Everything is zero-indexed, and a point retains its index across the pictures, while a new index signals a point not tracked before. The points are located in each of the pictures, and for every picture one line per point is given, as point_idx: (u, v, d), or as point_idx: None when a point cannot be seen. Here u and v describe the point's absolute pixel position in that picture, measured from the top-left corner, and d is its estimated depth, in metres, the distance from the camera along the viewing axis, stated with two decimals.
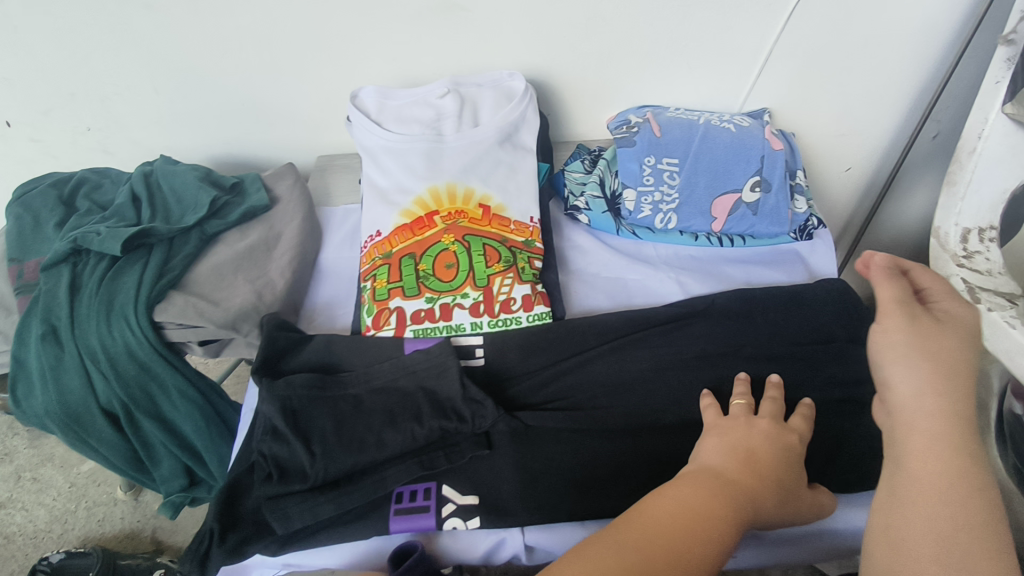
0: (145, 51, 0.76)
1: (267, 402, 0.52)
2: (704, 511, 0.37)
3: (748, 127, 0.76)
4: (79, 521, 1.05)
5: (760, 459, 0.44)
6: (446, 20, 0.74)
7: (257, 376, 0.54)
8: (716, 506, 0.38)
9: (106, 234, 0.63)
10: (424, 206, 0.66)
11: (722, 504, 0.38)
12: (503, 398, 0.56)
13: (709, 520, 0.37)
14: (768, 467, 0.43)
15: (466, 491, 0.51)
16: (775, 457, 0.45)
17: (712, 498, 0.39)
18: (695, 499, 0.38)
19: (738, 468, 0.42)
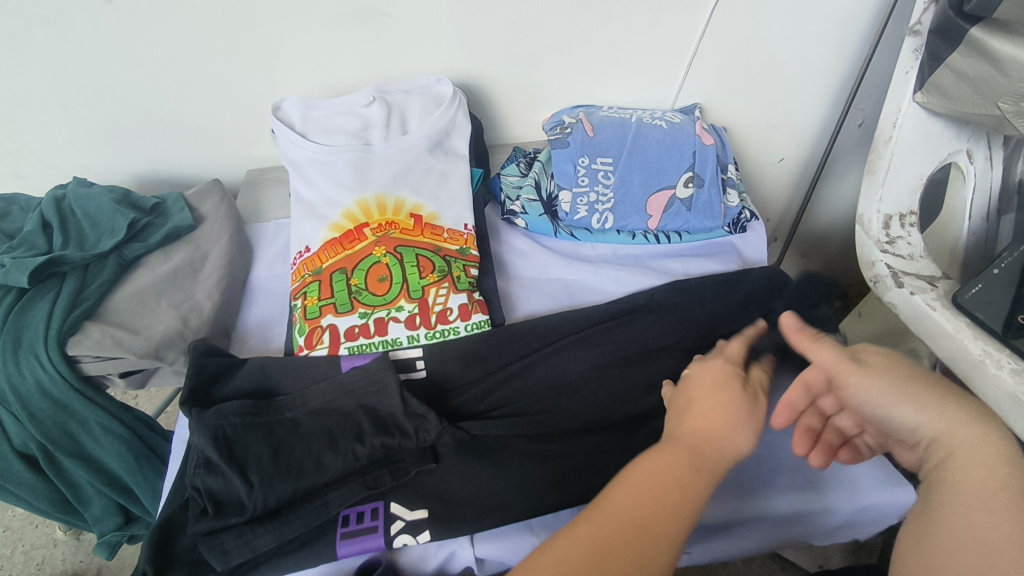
0: (49, 69, 0.72)
1: (197, 433, 0.49)
2: (662, 502, 0.33)
3: (679, 124, 0.77)
4: (15, 567, 0.99)
5: (707, 399, 0.40)
6: (369, 27, 0.73)
7: (186, 408, 0.51)
8: (674, 484, 0.34)
9: (11, 266, 0.60)
10: (353, 219, 0.64)
11: (684, 474, 0.35)
12: (447, 408, 0.55)
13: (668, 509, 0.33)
14: (717, 403, 0.40)
15: (415, 505, 0.50)
16: (729, 386, 0.41)
17: (669, 475, 0.35)
18: (646, 483, 0.34)
19: (691, 425, 0.39)
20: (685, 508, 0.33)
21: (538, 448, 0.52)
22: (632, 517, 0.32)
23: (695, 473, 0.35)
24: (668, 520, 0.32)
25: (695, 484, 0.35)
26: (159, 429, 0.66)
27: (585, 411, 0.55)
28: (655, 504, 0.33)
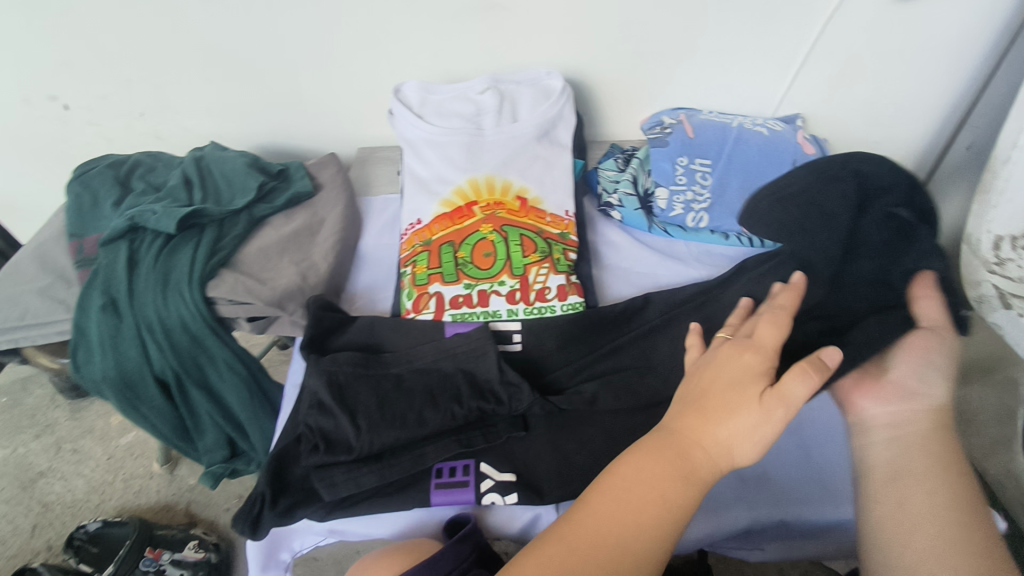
0: (198, 43, 0.80)
1: (315, 376, 0.54)
2: (645, 507, 0.35)
3: (781, 131, 0.78)
4: (116, 492, 1.11)
5: (716, 399, 0.39)
6: (486, 19, 0.77)
7: (307, 354, 0.57)
8: (664, 491, 0.36)
9: (162, 213, 0.67)
10: (464, 196, 0.68)
11: (672, 484, 0.36)
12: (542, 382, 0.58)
13: (651, 515, 0.35)
14: (723, 404, 0.39)
15: (504, 468, 0.53)
16: (740, 390, 0.39)
17: (659, 480, 0.36)
18: (634, 488, 0.36)
19: (694, 425, 0.38)
20: (668, 521, 0.35)
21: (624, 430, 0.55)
22: (619, 523, 0.35)
23: (684, 485, 0.36)
24: (649, 527, 0.35)
25: (683, 492, 0.36)
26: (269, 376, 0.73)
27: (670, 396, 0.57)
28: (639, 509, 0.35)
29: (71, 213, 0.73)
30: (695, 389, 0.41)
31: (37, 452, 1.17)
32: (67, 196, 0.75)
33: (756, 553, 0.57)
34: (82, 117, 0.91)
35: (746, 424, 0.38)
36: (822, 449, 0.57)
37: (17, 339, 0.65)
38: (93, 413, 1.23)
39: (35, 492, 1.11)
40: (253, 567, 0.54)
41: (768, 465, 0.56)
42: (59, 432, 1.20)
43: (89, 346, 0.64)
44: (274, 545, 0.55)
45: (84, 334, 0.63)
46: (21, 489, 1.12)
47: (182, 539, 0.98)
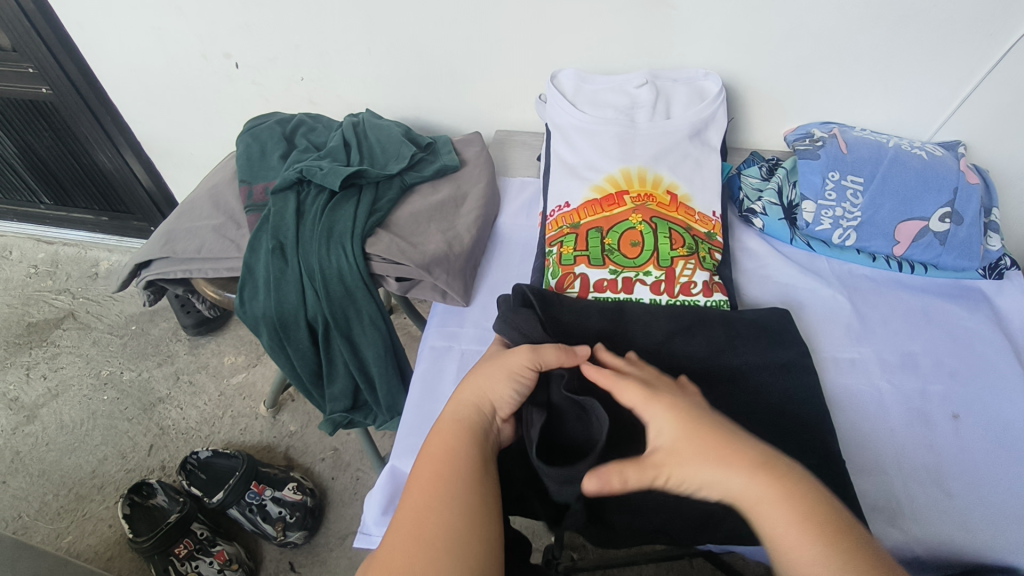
0: (368, 16, 0.85)
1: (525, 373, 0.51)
2: (438, 475, 0.39)
3: (942, 156, 0.72)
4: (224, 426, 1.19)
5: (465, 388, 0.46)
6: (650, 16, 0.79)
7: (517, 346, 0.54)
8: (448, 458, 0.40)
9: (328, 170, 0.72)
10: (615, 184, 0.70)
11: (445, 455, 0.40)
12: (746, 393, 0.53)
13: (447, 483, 0.38)
14: (466, 384, 0.46)
15: None
16: (481, 369, 0.46)
17: (452, 449, 0.40)
18: (420, 474, 0.39)
19: (461, 404, 0.44)
20: (453, 487, 0.38)
21: (770, 437, 0.51)
22: (421, 499, 0.37)
23: (452, 451, 0.40)
24: (445, 494, 0.37)
25: (469, 446, 0.41)
26: (397, 344, 0.74)
27: (809, 409, 0.53)
28: (434, 480, 0.38)
29: (242, 162, 0.79)
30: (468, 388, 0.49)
31: (158, 379, 1.27)
32: (238, 145, 0.81)
33: None
34: (249, 76, 0.98)
35: (498, 380, 0.45)
36: (974, 493, 0.52)
37: (193, 270, 0.73)
38: (208, 350, 1.32)
39: (154, 416, 1.21)
40: (380, 503, 0.56)
41: (910, 500, 0.52)
42: (178, 363, 1.30)
43: (255, 284, 0.69)
44: (398, 489, 0.57)
45: (252, 273, 0.69)
46: (142, 410, 1.22)
47: (283, 479, 1.04)
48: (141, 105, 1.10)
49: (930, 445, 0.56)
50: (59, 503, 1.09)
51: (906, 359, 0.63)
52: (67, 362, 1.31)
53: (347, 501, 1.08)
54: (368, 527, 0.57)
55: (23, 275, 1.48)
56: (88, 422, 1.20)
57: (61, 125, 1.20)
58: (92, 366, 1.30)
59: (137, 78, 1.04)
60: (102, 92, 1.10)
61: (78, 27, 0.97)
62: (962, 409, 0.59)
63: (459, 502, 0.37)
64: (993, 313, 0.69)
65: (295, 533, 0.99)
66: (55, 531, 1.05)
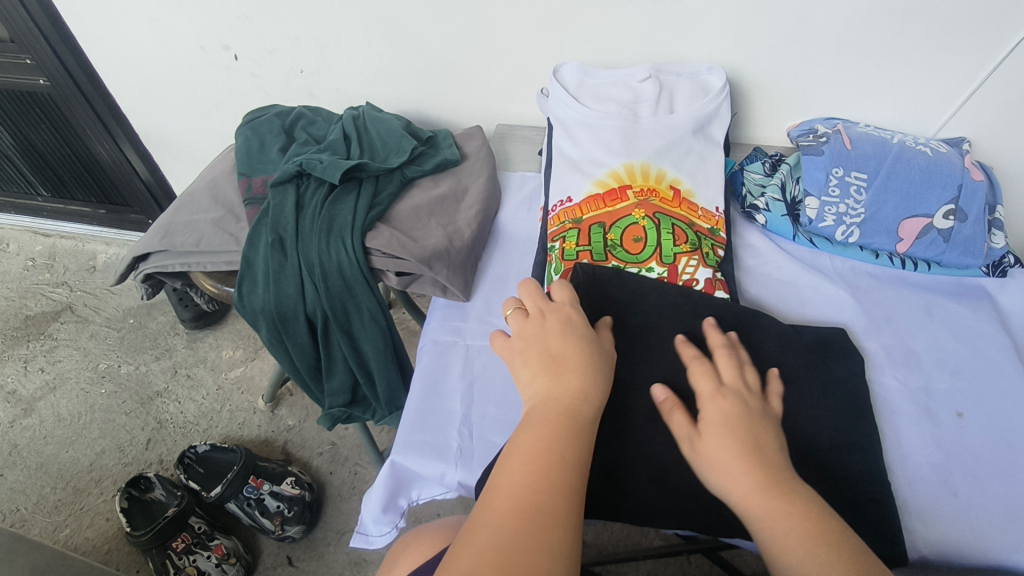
0: (368, 8, 0.84)
1: None
2: (549, 468, 0.38)
3: (946, 153, 0.72)
4: (222, 420, 1.19)
5: (571, 374, 0.44)
6: (655, 9, 0.78)
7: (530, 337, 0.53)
8: (557, 452, 0.39)
9: (328, 163, 0.71)
10: (618, 179, 0.69)
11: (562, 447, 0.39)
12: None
13: (561, 479, 0.38)
14: (574, 371, 0.44)
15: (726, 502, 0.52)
16: (586, 360, 0.45)
17: (561, 445, 0.39)
18: (537, 459, 0.39)
19: (577, 396, 0.43)
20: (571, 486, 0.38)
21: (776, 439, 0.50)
22: (533, 489, 0.37)
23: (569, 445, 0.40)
24: (559, 490, 0.37)
25: (578, 443, 0.40)
26: (392, 334, 0.73)
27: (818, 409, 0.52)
28: (547, 472, 0.38)
29: (241, 155, 0.78)
30: (533, 358, 0.46)
31: (156, 372, 1.26)
32: (236, 138, 0.80)
33: None
34: (248, 68, 0.98)
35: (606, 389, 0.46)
36: (978, 493, 0.52)
37: (191, 264, 0.72)
38: (206, 344, 1.32)
39: (152, 409, 1.20)
40: (377, 506, 0.57)
41: (913, 498, 0.52)
42: (176, 357, 1.30)
43: (254, 278, 0.69)
44: (397, 489, 0.57)
45: (251, 266, 0.69)
46: (140, 404, 1.21)
47: (281, 474, 1.04)
48: (138, 96, 1.09)
49: (934, 444, 0.55)
50: (56, 496, 1.08)
51: (910, 356, 0.63)
52: (64, 355, 1.30)
53: (345, 495, 1.08)
54: (366, 527, 0.59)
55: (20, 268, 1.48)
56: (86, 416, 1.20)
57: (58, 116, 1.19)
58: (89, 359, 1.29)
59: (134, 70, 1.03)
60: (100, 84, 1.09)
61: (75, 18, 0.96)
62: (966, 408, 0.58)
63: (575, 503, 0.37)
64: (997, 311, 0.69)
65: (293, 527, 0.99)
66: (52, 524, 1.05)
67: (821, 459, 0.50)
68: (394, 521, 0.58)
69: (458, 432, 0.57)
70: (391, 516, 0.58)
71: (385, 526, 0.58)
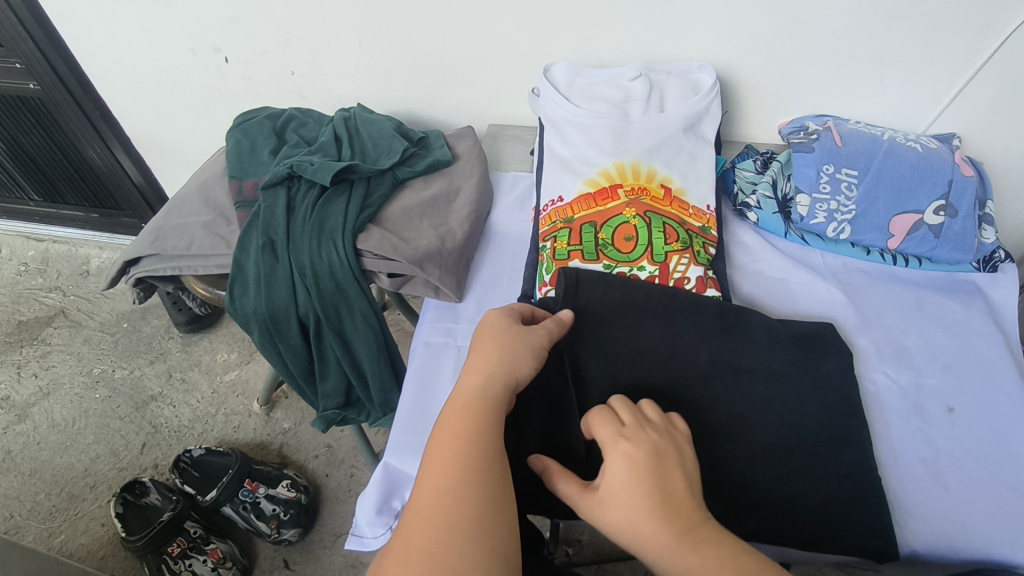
0: (358, 9, 0.84)
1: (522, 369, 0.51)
2: (457, 450, 0.37)
3: (937, 149, 0.72)
4: (218, 424, 1.18)
5: (479, 357, 0.44)
6: (644, 8, 0.78)
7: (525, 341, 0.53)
8: (469, 437, 0.38)
9: (319, 165, 0.71)
10: (609, 178, 0.69)
11: (469, 427, 0.39)
12: (745, 387, 0.52)
13: (472, 463, 0.37)
14: (481, 354, 0.44)
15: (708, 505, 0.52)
16: (503, 344, 0.45)
17: (477, 429, 0.39)
18: (445, 445, 0.38)
19: (484, 372, 0.42)
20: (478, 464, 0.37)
21: (766, 438, 0.50)
22: (447, 477, 0.36)
23: (475, 423, 0.39)
24: (469, 475, 0.36)
25: (495, 427, 0.39)
26: (386, 336, 0.72)
27: (809, 406, 0.52)
28: (455, 459, 0.37)
29: (232, 157, 0.78)
30: None
31: (150, 377, 1.26)
32: (227, 141, 0.80)
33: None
34: (239, 71, 0.97)
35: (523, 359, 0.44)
36: (969, 488, 0.52)
37: (181, 267, 0.72)
38: (201, 348, 1.32)
39: (147, 414, 1.20)
40: (372, 503, 0.56)
41: (904, 494, 0.52)
42: (170, 361, 1.29)
43: (246, 281, 0.69)
44: (392, 488, 0.57)
45: (242, 269, 0.69)
46: (135, 408, 1.21)
47: (277, 477, 1.03)
48: (129, 100, 1.08)
49: (925, 439, 0.55)
50: (51, 502, 1.08)
51: (901, 352, 0.63)
52: (58, 360, 1.29)
53: (341, 498, 1.08)
54: (360, 529, 0.57)
55: (13, 273, 1.47)
56: (80, 421, 1.19)
57: (49, 121, 1.19)
58: (83, 364, 1.29)
59: (125, 73, 1.02)
60: (90, 87, 1.09)
61: (64, 22, 0.95)
62: (957, 403, 0.58)
63: (490, 487, 0.36)
64: (987, 306, 0.69)
65: (289, 530, 0.99)
66: (47, 531, 1.04)
67: (813, 456, 0.50)
68: (389, 523, 0.57)
69: None
70: (386, 517, 0.57)
71: (381, 528, 0.57)
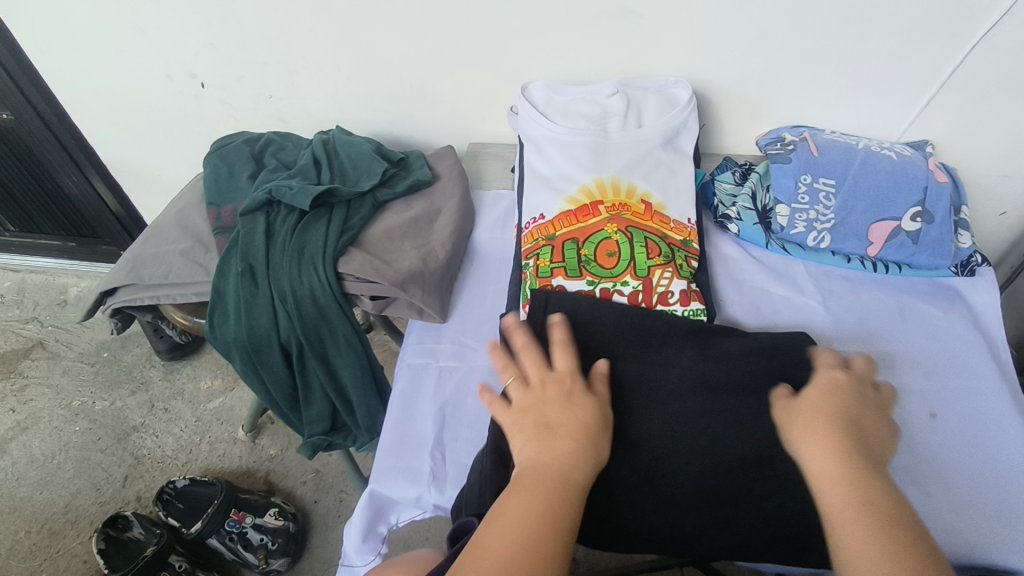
0: (335, 33, 0.84)
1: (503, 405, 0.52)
2: (534, 530, 0.38)
3: (911, 156, 0.73)
4: (202, 453, 1.16)
5: (561, 426, 0.44)
6: (619, 25, 0.79)
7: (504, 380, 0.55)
8: (545, 519, 0.39)
9: (297, 189, 0.70)
10: (589, 194, 0.69)
11: (543, 504, 0.40)
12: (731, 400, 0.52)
13: (544, 547, 0.38)
14: (564, 426, 0.44)
15: None
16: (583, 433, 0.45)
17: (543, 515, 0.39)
18: (521, 516, 0.39)
19: (569, 453, 0.43)
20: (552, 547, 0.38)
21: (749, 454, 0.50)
22: (514, 564, 0.37)
23: (553, 504, 0.40)
24: (541, 555, 0.38)
25: (561, 512, 0.40)
26: (371, 360, 0.72)
27: None
28: (530, 537, 0.38)
29: (209, 183, 0.77)
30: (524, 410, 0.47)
31: (132, 407, 1.23)
32: (205, 166, 0.79)
33: None
34: (216, 96, 0.97)
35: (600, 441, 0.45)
36: (954, 495, 0.52)
37: (160, 296, 0.71)
38: (184, 375, 1.29)
39: (128, 445, 1.17)
40: (357, 536, 0.55)
41: None
42: (152, 390, 1.27)
43: (225, 309, 0.68)
44: (377, 516, 0.56)
45: (221, 297, 0.68)
46: (116, 440, 1.18)
47: (264, 505, 1.01)
48: (106, 128, 1.07)
49: (908, 447, 0.56)
50: (31, 540, 1.05)
51: (883, 360, 0.63)
52: (36, 393, 1.26)
53: (331, 524, 1.06)
54: (350, 558, 0.57)
55: None
56: (60, 455, 1.16)
57: (23, 151, 1.17)
58: (62, 397, 1.26)
59: (100, 101, 1.01)
60: (65, 117, 1.08)
61: (37, 52, 0.94)
62: (939, 410, 0.59)
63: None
64: (967, 309, 0.70)
65: (277, 560, 0.96)
66: (27, 570, 1.01)
67: None
68: (376, 549, 0.57)
69: (431, 455, 0.56)
70: (373, 544, 0.57)
71: (370, 554, 0.57)
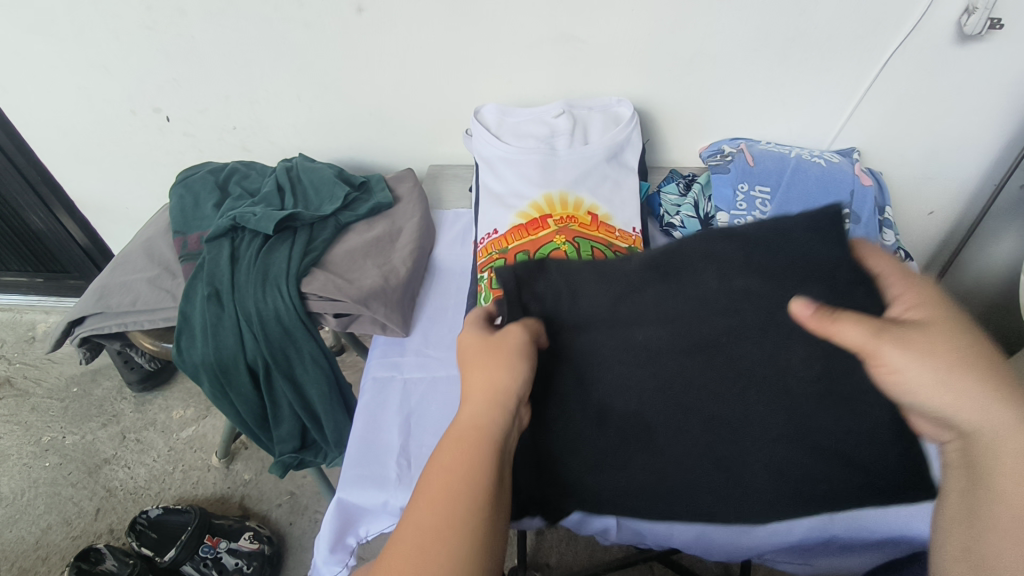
0: (294, 64, 0.88)
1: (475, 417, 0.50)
2: (442, 490, 0.37)
3: (839, 162, 0.79)
4: (175, 482, 1.16)
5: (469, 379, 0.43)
6: (564, 50, 0.84)
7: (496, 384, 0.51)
8: (457, 473, 0.37)
9: (261, 215, 0.73)
10: (538, 209, 0.73)
11: (453, 460, 0.38)
12: (723, 361, 0.48)
13: (457, 501, 0.36)
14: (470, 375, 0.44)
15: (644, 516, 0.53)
16: (479, 367, 0.43)
17: (449, 472, 0.38)
18: (433, 483, 0.37)
19: (478, 400, 0.42)
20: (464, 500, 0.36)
21: None
22: (428, 533, 0.35)
23: (461, 457, 0.38)
24: (453, 512, 0.36)
25: (474, 465, 0.38)
26: (337, 377, 0.74)
27: None
28: (441, 497, 0.36)
29: (175, 213, 0.79)
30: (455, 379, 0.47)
31: (103, 440, 1.23)
32: (170, 197, 0.82)
33: (804, 568, 0.58)
34: (180, 129, 0.99)
35: (508, 368, 0.43)
36: None
37: (127, 323, 0.73)
38: (155, 406, 1.29)
39: (100, 478, 1.17)
40: (325, 546, 0.57)
41: None
42: (124, 422, 1.26)
43: (192, 332, 0.70)
44: (346, 526, 0.58)
45: (188, 320, 0.70)
46: (87, 474, 1.18)
47: (238, 530, 1.02)
48: (71, 163, 1.09)
49: None
50: None
51: None
52: (4, 431, 1.25)
53: (307, 545, 1.07)
54: (318, 569, 0.59)
55: None
56: (30, 492, 1.15)
57: None
58: (31, 433, 1.25)
59: (64, 136, 1.03)
60: (31, 153, 1.09)
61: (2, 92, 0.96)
62: None
63: (474, 524, 0.35)
64: None
65: None
66: None
67: None
68: (344, 559, 0.59)
69: (396, 462, 0.58)
70: (341, 554, 0.59)
71: (338, 564, 0.59)
